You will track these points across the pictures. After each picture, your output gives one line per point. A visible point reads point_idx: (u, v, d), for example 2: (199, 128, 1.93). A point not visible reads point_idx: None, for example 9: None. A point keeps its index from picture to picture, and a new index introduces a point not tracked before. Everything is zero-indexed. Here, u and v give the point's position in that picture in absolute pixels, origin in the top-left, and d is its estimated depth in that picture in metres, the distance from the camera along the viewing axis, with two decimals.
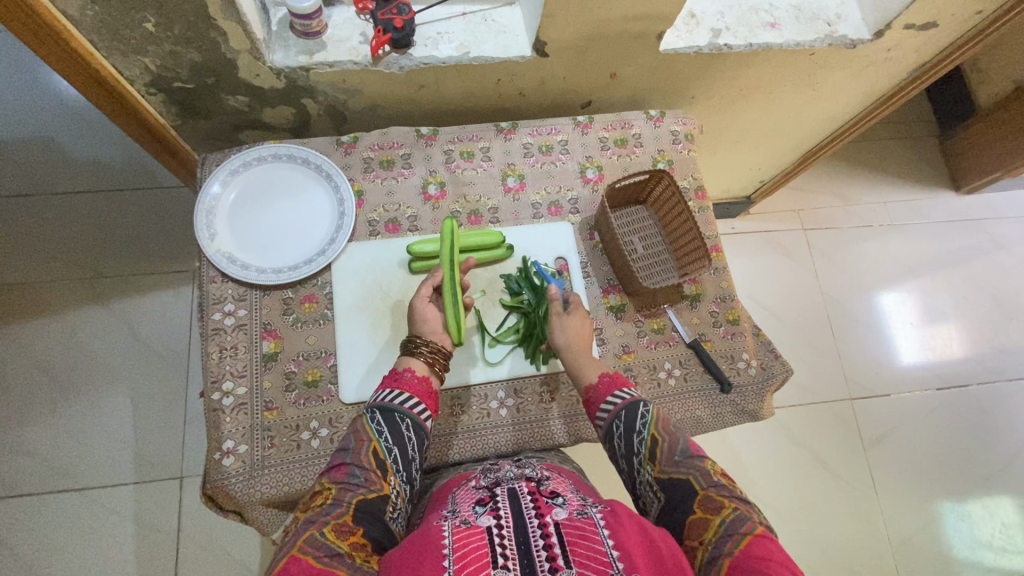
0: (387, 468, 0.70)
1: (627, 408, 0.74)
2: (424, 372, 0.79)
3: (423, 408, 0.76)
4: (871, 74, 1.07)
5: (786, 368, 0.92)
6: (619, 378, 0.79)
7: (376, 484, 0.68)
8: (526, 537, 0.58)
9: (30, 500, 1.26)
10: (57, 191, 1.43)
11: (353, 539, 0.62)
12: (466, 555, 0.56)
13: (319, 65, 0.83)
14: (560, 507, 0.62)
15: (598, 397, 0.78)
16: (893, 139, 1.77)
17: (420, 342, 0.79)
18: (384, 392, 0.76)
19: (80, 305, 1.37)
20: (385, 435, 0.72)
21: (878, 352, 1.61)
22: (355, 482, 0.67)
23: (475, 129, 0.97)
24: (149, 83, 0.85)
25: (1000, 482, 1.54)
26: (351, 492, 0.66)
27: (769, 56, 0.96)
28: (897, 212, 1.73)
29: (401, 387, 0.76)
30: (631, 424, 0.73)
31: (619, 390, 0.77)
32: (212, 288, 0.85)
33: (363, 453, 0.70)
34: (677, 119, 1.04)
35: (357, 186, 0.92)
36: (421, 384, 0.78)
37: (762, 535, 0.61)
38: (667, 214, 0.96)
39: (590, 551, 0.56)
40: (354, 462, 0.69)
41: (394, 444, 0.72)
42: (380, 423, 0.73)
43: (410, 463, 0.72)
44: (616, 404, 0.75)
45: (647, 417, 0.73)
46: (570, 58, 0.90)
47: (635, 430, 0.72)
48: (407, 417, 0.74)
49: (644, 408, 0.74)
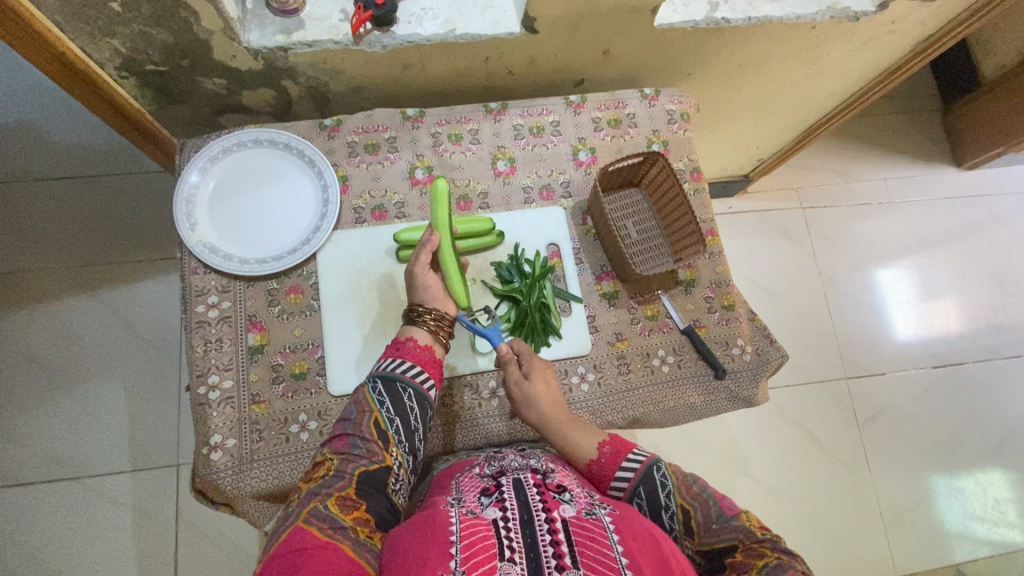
0: (388, 440, 0.69)
1: (642, 480, 0.71)
2: (427, 341, 0.78)
3: (426, 376, 0.76)
4: (875, 48, 1.03)
5: (781, 353, 0.91)
6: (619, 442, 0.75)
7: (379, 456, 0.68)
8: (533, 529, 0.58)
9: (29, 489, 1.26)
10: (38, 177, 1.39)
11: (356, 514, 0.62)
12: (472, 544, 0.55)
13: (298, 44, 0.80)
14: (567, 503, 0.62)
15: (604, 473, 0.73)
16: (894, 113, 1.73)
17: (423, 311, 0.78)
18: (387, 361, 0.75)
19: (69, 294, 1.35)
20: (386, 406, 0.71)
21: (875, 330, 1.60)
22: (357, 453, 0.67)
23: (463, 110, 0.94)
24: (121, 66, 0.81)
25: (993, 458, 1.55)
26: (352, 463, 0.66)
27: (769, 30, 0.92)
28: (897, 188, 1.70)
29: (404, 356, 0.76)
30: (654, 500, 0.70)
31: (629, 459, 0.73)
32: (195, 280, 0.82)
33: (365, 424, 0.69)
34: (672, 98, 1.00)
35: (341, 172, 0.89)
36: (424, 353, 0.77)
37: None
38: (662, 198, 0.93)
39: (599, 554, 0.56)
40: (356, 432, 0.69)
41: (397, 414, 0.71)
42: (382, 393, 0.72)
43: (412, 434, 0.72)
44: (630, 481, 0.71)
45: (668, 488, 0.70)
46: (561, 35, 0.86)
47: (660, 506, 0.69)
48: (410, 387, 0.73)
49: (660, 474, 0.71)
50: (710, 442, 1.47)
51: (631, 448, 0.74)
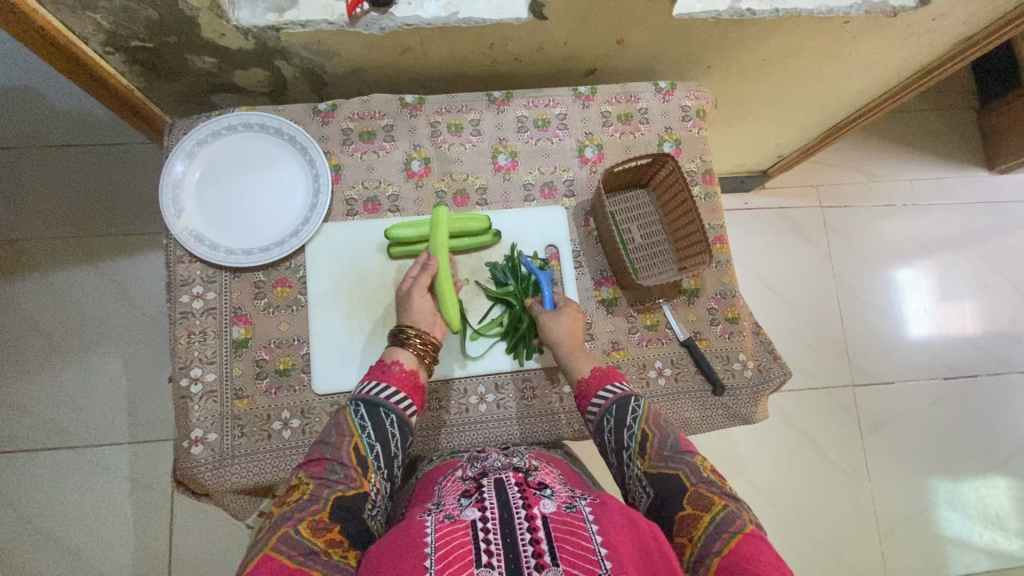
0: (367, 466, 0.67)
1: (617, 403, 0.72)
2: (413, 365, 0.75)
3: (410, 403, 0.73)
4: (914, 45, 0.95)
5: (784, 370, 0.87)
6: (611, 372, 0.76)
7: (356, 482, 0.65)
8: (512, 528, 0.56)
9: (29, 456, 1.28)
10: (38, 143, 1.36)
11: (329, 536, 0.59)
12: (448, 554, 0.53)
13: (290, 24, 0.75)
14: (547, 499, 0.60)
15: (590, 390, 0.75)
16: (927, 110, 1.64)
17: (410, 332, 0.75)
18: (369, 385, 0.72)
19: (68, 265, 1.34)
20: (367, 431, 0.69)
21: (888, 338, 1.55)
22: (334, 479, 0.64)
23: (465, 99, 0.89)
24: (105, 41, 0.77)
25: (999, 472, 1.51)
26: (328, 489, 0.63)
27: (797, 24, 0.86)
28: (923, 190, 1.62)
29: (388, 380, 0.72)
30: (622, 420, 0.71)
31: (612, 384, 0.74)
32: (180, 269, 0.80)
33: (344, 449, 0.67)
34: (689, 93, 0.94)
35: (334, 161, 0.85)
36: (408, 377, 0.74)
37: (753, 535, 0.59)
38: (669, 201, 0.89)
39: (577, 549, 0.54)
40: (335, 458, 0.66)
41: (377, 441, 0.68)
42: (364, 417, 0.69)
43: (392, 460, 0.69)
44: (607, 398, 0.72)
45: (637, 413, 0.71)
46: (573, 23, 0.81)
47: (625, 426, 0.70)
48: (392, 413, 0.70)
49: (635, 404, 0.72)
50: (710, 445, 1.45)
51: (619, 379, 0.75)
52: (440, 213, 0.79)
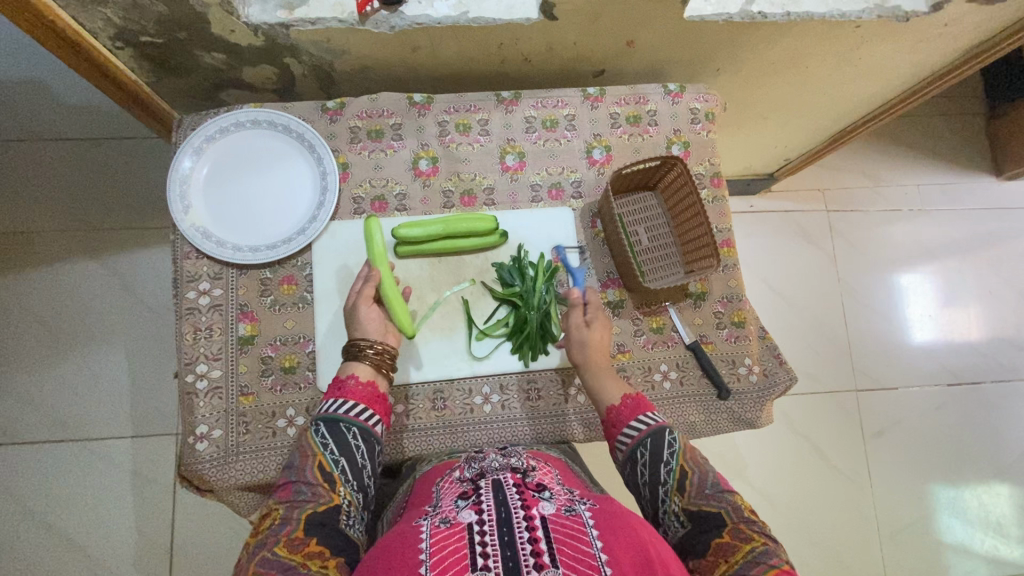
0: (334, 480, 0.66)
1: (652, 436, 0.71)
2: (370, 376, 0.74)
3: (372, 413, 0.72)
4: (925, 50, 0.95)
5: (790, 375, 0.87)
6: (641, 401, 0.75)
7: (325, 497, 0.64)
8: (510, 527, 0.56)
9: (31, 448, 1.28)
10: (45, 136, 1.37)
11: (307, 550, 0.59)
12: (443, 560, 0.53)
13: (300, 22, 0.75)
14: (547, 501, 0.60)
15: (620, 420, 0.74)
16: (934, 115, 1.63)
17: (365, 344, 0.74)
18: (328, 403, 0.72)
19: (72, 258, 1.34)
20: (330, 447, 0.68)
21: (892, 343, 1.55)
22: (302, 498, 0.63)
23: (473, 98, 0.89)
24: (115, 36, 0.77)
25: (1000, 480, 1.51)
26: (298, 509, 0.62)
27: (808, 28, 0.85)
28: (929, 195, 1.61)
29: (345, 395, 0.72)
30: (658, 453, 0.69)
31: (643, 415, 0.73)
32: (187, 265, 0.80)
33: (308, 470, 0.66)
34: (698, 95, 0.94)
35: (342, 159, 0.85)
36: (366, 389, 0.73)
37: (792, 572, 0.59)
38: (677, 204, 0.88)
39: (577, 553, 0.54)
40: (299, 479, 0.65)
41: (341, 455, 0.68)
42: (325, 435, 0.68)
43: (360, 471, 0.69)
44: (640, 429, 0.71)
45: (675, 447, 0.70)
46: (582, 24, 0.81)
47: (662, 459, 0.69)
48: (354, 426, 0.70)
49: (671, 437, 0.71)
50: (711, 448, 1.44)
51: (649, 410, 0.75)
52: (372, 226, 0.78)
